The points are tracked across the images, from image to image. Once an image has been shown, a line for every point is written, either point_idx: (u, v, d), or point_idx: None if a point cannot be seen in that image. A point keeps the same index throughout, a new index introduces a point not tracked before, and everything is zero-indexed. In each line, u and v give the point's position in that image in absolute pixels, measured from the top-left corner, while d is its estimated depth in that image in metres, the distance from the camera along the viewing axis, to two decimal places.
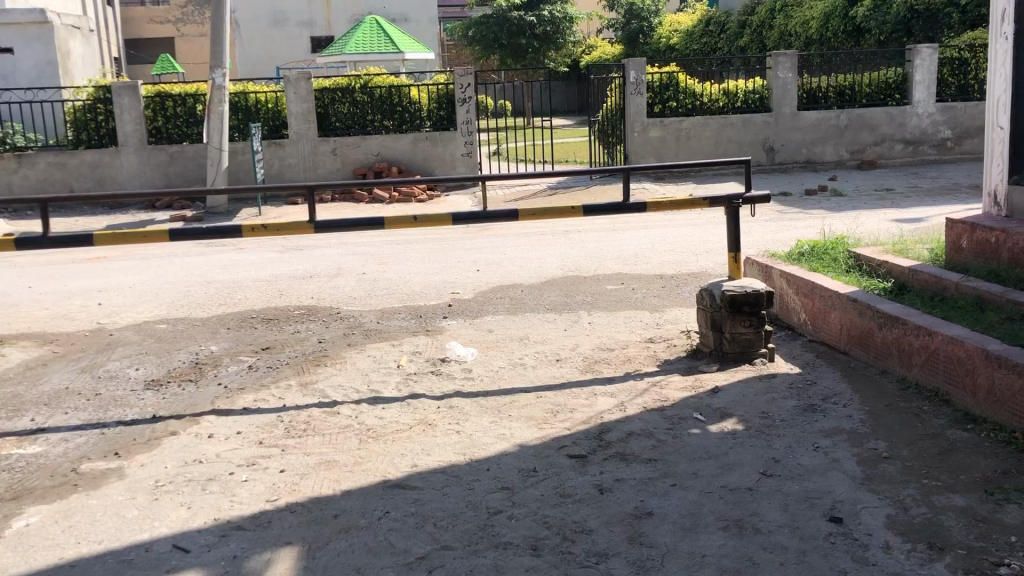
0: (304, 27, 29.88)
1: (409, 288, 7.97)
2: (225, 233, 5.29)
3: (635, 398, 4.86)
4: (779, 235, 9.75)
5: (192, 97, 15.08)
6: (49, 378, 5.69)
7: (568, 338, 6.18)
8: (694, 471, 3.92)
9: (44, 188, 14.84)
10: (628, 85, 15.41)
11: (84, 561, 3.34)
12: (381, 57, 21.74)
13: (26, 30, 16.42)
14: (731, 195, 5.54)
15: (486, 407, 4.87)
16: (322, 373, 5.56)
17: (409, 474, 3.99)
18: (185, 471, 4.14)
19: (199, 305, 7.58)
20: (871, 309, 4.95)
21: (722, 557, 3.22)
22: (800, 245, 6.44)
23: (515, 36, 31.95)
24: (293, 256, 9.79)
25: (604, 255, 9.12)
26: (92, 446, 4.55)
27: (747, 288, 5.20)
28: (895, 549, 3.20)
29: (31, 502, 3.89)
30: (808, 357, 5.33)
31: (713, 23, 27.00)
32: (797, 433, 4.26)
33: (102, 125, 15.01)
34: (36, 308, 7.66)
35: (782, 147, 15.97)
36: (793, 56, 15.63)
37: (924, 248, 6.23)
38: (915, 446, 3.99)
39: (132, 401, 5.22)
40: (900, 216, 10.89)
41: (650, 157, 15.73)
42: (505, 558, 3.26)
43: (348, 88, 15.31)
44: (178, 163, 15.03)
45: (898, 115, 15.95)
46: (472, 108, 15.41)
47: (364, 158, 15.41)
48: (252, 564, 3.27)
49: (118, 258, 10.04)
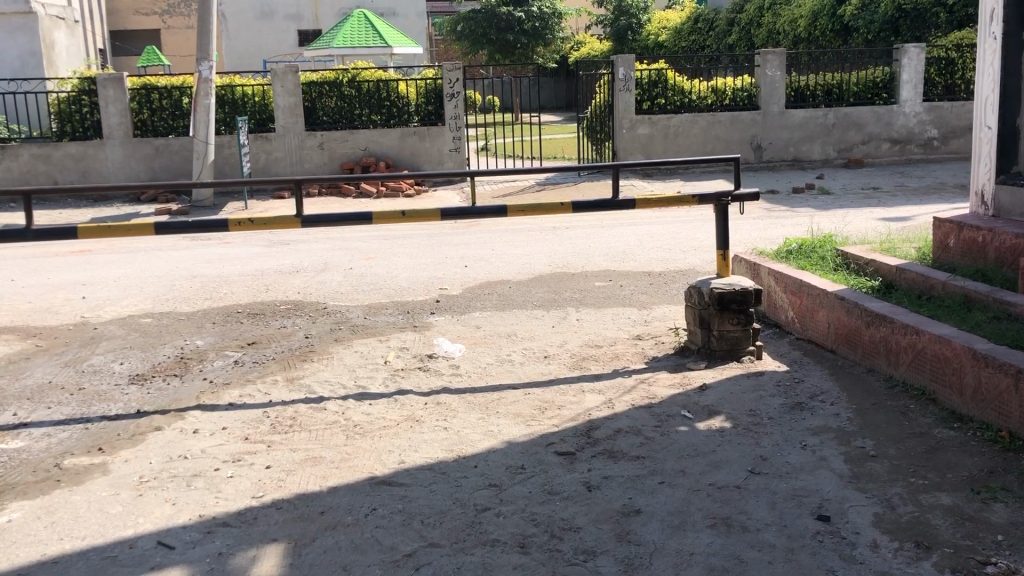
0: (291, 21, 29.73)
1: (395, 284, 7.94)
2: (211, 227, 5.23)
3: (622, 395, 4.86)
4: (767, 233, 9.77)
5: (178, 90, 14.97)
6: (31, 372, 5.63)
7: (556, 335, 6.17)
8: (681, 469, 3.91)
9: (27, 180, 14.69)
10: (617, 81, 15.39)
11: (66, 558, 3.30)
12: (369, 51, 21.66)
13: (9, 20, 16.27)
14: (720, 192, 5.52)
15: (474, 403, 4.86)
16: (308, 368, 5.53)
17: (395, 471, 3.98)
18: (169, 467, 4.11)
19: (184, 299, 7.52)
20: (859, 309, 4.95)
21: (710, 556, 3.21)
22: (788, 242, 6.44)
23: (503, 32, 31.92)
24: (279, 251, 9.74)
25: (592, 252, 9.11)
26: (75, 441, 4.50)
27: (735, 286, 5.20)
28: (882, 548, 3.21)
29: (13, 497, 3.84)
30: (795, 356, 5.33)
31: (702, 21, 27.03)
32: (785, 431, 4.27)
33: (86, 117, 14.86)
34: (18, 301, 7.57)
35: (770, 145, 16.00)
36: (781, 55, 15.66)
37: (911, 247, 6.25)
38: (901, 445, 4.00)
39: (116, 396, 5.17)
40: (886, 215, 10.95)
41: (639, 154, 15.76)
42: (493, 556, 3.24)
43: (336, 82, 15.25)
44: (163, 156, 14.92)
45: (885, 115, 16.02)
46: (460, 103, 15.40)
47: (351, 153, 15.33)
48: (237, 561, 3.25)
49: (102, 252, 9.95)
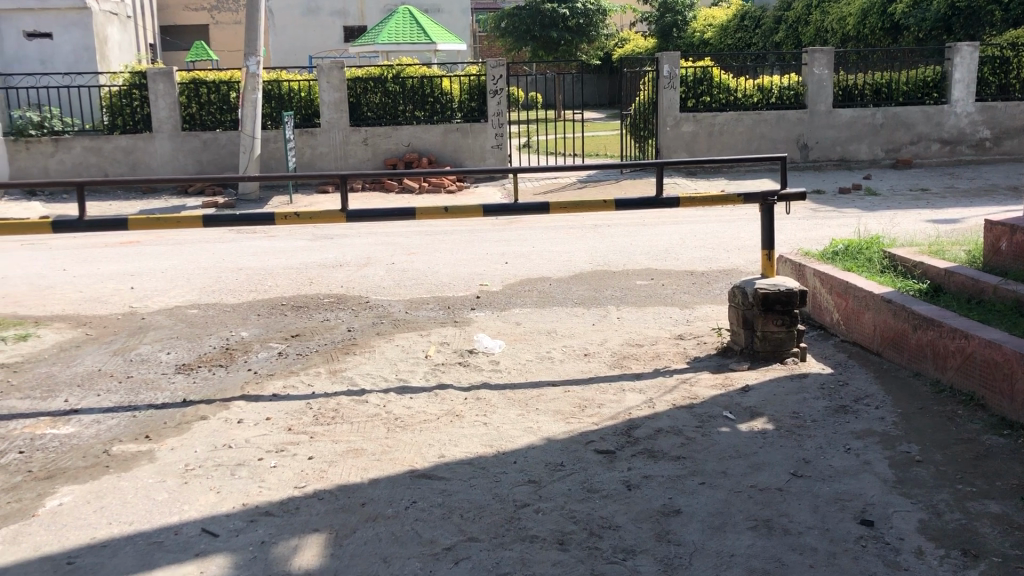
0: (336, 17, 29.96)
1: (436, 279, 7.98)
2: (258, 221, 5.30)
3: (664, 395, 4.83)
4: (811, 233, 9.66)
5: (226, 85, 15.16)
6: (82, 360, 5.77)
7: (597, 333, 6.16)
8: (722, 470, 3.88)
9: (79, 172, 15.01)
10: (661, 79, 15.30)
11: (114, 542, 3.37)
12: (413, 47, 21.76)
13: (65, 15, 16.65)
14: (766, 191, 5.45)
15: (513, 399, 4.87)
16: (350, 361, 5.59)
17: (435, 465, 4.00)
18: (214, 456, 4.17)
19: (230, 291, 7.63)
20: (906, 311, 4.87)
21: (751, 557, 3.19)
22: (834, 243, 6.37)
23: (547, 29, 31.85)
24: (323, 245, 9.85)
25: (633, 250, 9.06)
26: (122, 428, 4.59)
27: (779, 286, 5.13)
28: (927, 555, 3.16)
29: (63, 482, 3.94)
30: (840, 358, 5.26)
31: (748, 18, 26.79)
32: (829, 434, 4.22)
33: (136, 111, 15.11)
34: (69, 290, 7.75)
35: (816, 145, 15.80)
36: (830, 53, 15.43)
37: (961, 250, 6.12)
38: (948, 451, 3.93)
39: (163, 384, 5.27)
40: (934, 217, 10.76)
41: (682, 152, 15.66)
42: (531, 552, 3.25)
43: (381, 78, 15.32)
44: (210, 150, 15.15)
45: (935, 114, 15.73)
46: (503, 100, 15.41)
47: (395, 148, 15.46)
48: (279, 550, 3.29)
49: (150, 243, 10.14)
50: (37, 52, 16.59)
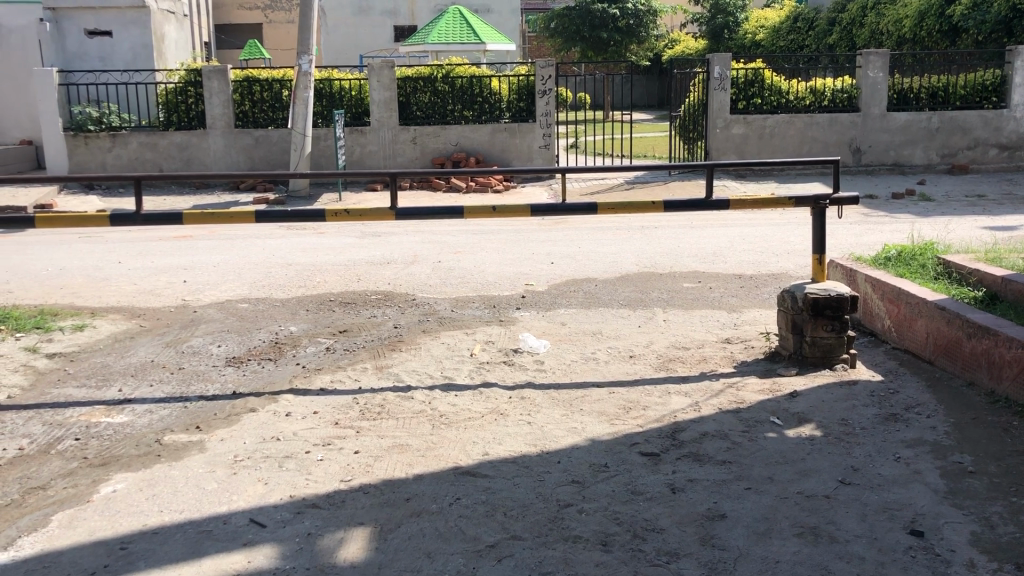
0: (387, 16, 30.20)
1: (482, 278, 7.99)
2: (309, 217, 5.36)
3: (710, 398, 4.80)
4: (863, 239, 9.50)
5: (279, 83, 15.36)
6: (136, 351, 5.89)
7: (643, 335, 6.13)
8: (769, 476, 3.85)
9: (134, 167, 15.34)
10: (712, 80, 15.19)
11: (165, 529, 3.45)
12: (463, 48, 21.87)
13: (124, 14, 17.01)
14: (818, 195, 5.38)
15: (557, 400, 4.87)
16: (397, 357, 5.64)
17: (479, 462, 4.02)
18: (262, 447, 4.24)
19: (281, 287, 7.74)
20: (961, 318, 4.79)
21: (796, 565, 3.16)
22: (886, 249, 6.27)
23: (596, 29, 31.79)
24: (371, 242, 9.95)
25: (681, 253, 8.98)
26: (174, 419, 4.68)
27: (830, 291, 5.05)
28: (979, 567, 3.10)
29: (117, 470, 4.03)
30: (891, 366, 5.18)
31: (802, 20, 26.50)
32: (877, 442, 4.15)
33: (191, 108, 15.37)
34: (124, 283, 7.92)
35: (869, 148, 15.53)
36: (885, 55, 15.13)
37: (1018, 258, 5.98)
38: (1003, 462, 3.84)
39: (213, 376, 5.37)
40: (993, 224, 10.51)
41: (732, 154, 15.49)
42: (574, 552, 3.25)
43: (430, 78, 15.40)
44: (262, 147, 15.42)
45: (994, 119, 15.39)
46: (552, 101, 15.41)
47: (442, 147, 15.56)
48: (325, 543, 3.33)
49: (203, 239, 10.32)
50: (97, 50, 17.00)
